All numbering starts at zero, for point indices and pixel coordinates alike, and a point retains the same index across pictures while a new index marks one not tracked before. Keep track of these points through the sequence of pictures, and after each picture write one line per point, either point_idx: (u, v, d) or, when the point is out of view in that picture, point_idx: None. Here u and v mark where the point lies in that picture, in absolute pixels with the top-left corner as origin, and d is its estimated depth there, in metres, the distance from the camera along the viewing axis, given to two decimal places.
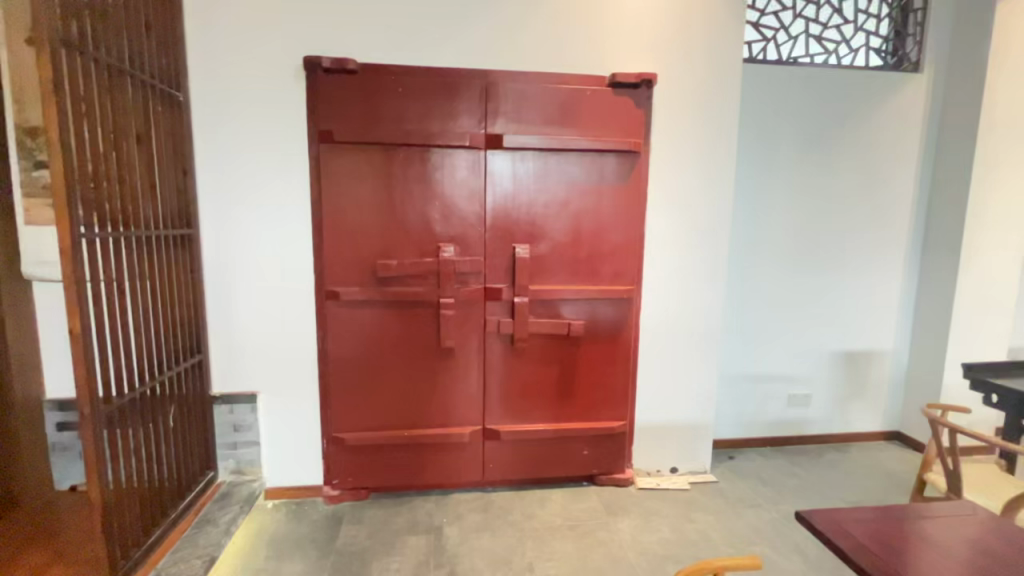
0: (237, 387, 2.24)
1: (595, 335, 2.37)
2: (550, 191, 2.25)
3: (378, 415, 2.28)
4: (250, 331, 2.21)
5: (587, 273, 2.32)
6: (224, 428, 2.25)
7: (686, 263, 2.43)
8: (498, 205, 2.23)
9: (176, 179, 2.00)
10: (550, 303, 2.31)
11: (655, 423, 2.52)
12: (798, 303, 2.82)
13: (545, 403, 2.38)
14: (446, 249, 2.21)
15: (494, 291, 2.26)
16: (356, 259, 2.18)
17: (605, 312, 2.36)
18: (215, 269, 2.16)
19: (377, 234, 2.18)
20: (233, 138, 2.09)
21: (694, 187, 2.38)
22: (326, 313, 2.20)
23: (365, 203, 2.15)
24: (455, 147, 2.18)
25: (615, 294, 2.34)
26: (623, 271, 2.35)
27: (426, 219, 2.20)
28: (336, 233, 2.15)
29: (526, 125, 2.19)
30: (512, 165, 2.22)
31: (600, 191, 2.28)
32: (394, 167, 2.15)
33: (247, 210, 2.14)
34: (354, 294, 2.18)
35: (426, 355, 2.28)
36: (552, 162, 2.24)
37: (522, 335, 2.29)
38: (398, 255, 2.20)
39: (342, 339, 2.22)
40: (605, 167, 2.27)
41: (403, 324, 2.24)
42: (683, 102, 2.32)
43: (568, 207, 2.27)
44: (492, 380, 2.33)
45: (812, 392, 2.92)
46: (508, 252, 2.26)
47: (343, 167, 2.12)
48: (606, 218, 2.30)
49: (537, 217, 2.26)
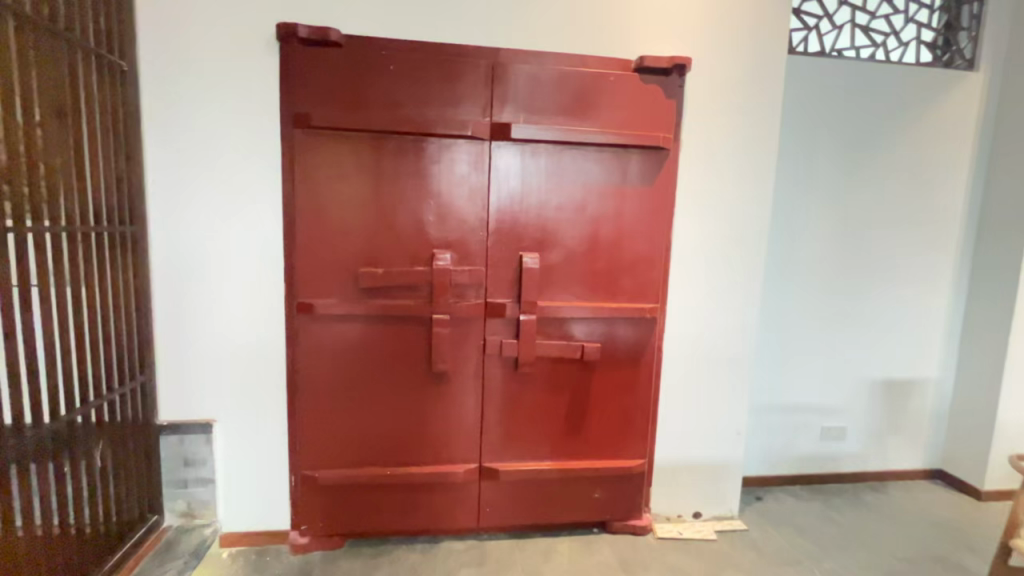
0: (189, 414, 1.88)
1: (612, 360, 2.04)
2: (562, 191, 1.94)
3: (358, 449, 1.94)
4: (208, 349, 1.87)
5: (605, 288, 2.00)
6: (173, 463, 1.88)
7: (715, 279, 2.11)
8: (504, 208, 1.91)
9: (116, 164, 1.67)
10: (559, 321, 1.98)
11: (677, 461, 2.19)
12: (838, 326, 2.50)
13: (552, 438, 2.05)
14: (442, 256, 1.88)
15: (496, 307, 1.93)
16: (336, 266, 1.85)
17: (624, 334, 2.04)
18: (165, 273, 1.81)
19: (361, 237, 1.85)
20: (191, 115, 1.76)
21: (729, 192, 2.07)
22: (297, 329, 1.87)
23: (348, 200, 1.83)
24: (454, 138, 1.85)
25: (636, 312, 2.01)
26: (646, 286, 2.03)
27: (419, 221, 1.88)
28: (312, 234, 1.82)
29: (538, 114, 1.88)
30: (522, 162, 1.90)
31: (621, 193, 1.97)
32: (383, 161, 1.83)
33: (207, 204, 1.80)
34: (331, 307, 1.85)
35: (415, 380, 1.95)
36: (566, 159, 1.93)
37: (528, 359, 1.95)
38: (384, 262, 1.87)
39: (317, 360, 1.89)
40: (628, 166, 1.96)
41: (387, 344, 1.91)
42: (719, 93, 2.02)
43: (585, 211, 1.96)
44: (491, 410, 2.00)
45: (847, 425, 2.61)
46: (514, 262, 1.94)
47: (323, 159, 1.80)
48: (629, 225, 1.99)
49: (547, 221, 1.94)
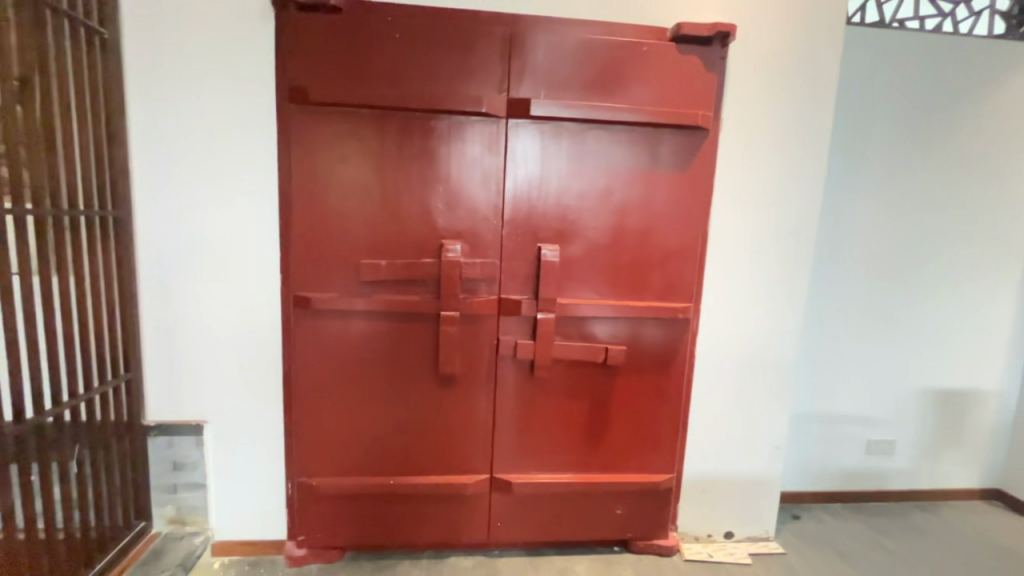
0: (178, 414, 1.75)
1: (638, 365, 1.84)
2: (586, 176, 1.74)
3: (359, 455, 1.79)
4: (198, 345, 1.73)
5: (632, 284, 1.80)
6: (162, 466, 1.75)
7: (754, 276, 1.89)
8: (520, 195, 1.72)
9: (92, 141, 1.53)
10: (580, 320, 1.79)
11: (707, 476, 1.99)
12: (889, 330, 2.25)
13: (570, 448, 1.87)
14: (452, 248, 1.70)
15: (511, 305, 1.74)
16: (335, 257, 1.69)
17: (652, 336, 1.83)
18: (151, 263, 1.67)
19: (363, 225, 1.68)
20: (179, 89, 1.60)
21: (773, 178, 1.84)
22: (293, 325, 1.72)
23: (349, 185, 1.66)
24: (466, 116, 1.67)
25: (666, 312, 1.81)
26: (678, 283, 1.82)
27: (426, 208, 1.70)
28: (310, 221, 1.67)
29: (560, 89, 1.68)
30: (541, 143, 1.71)
31: (651, 179, 1.76)
32: (387, 142, 1.66)
33: (198, 189, 1.65)
34: (328, 302, 1.69)
35: (420, 382, 1.78)
36: (591, 139, 1.72)
37: (545, 361, 1.77)
38: (388, 253, 1.70)
39: (315, 358, 1.74)
40: (660, 148, 1.74)
41: (391, 343, 1.75)
42: (765, 66, 1.78)
43: (611, 198, 1.75)
44: (504, 416, 1.82)
45: (896, 438, 2.36)
46: (532, 254, 1.75)
47: (322, 139, 1.64)
48: (659, 214, 1.78)
49: (569, 209, 1.74)
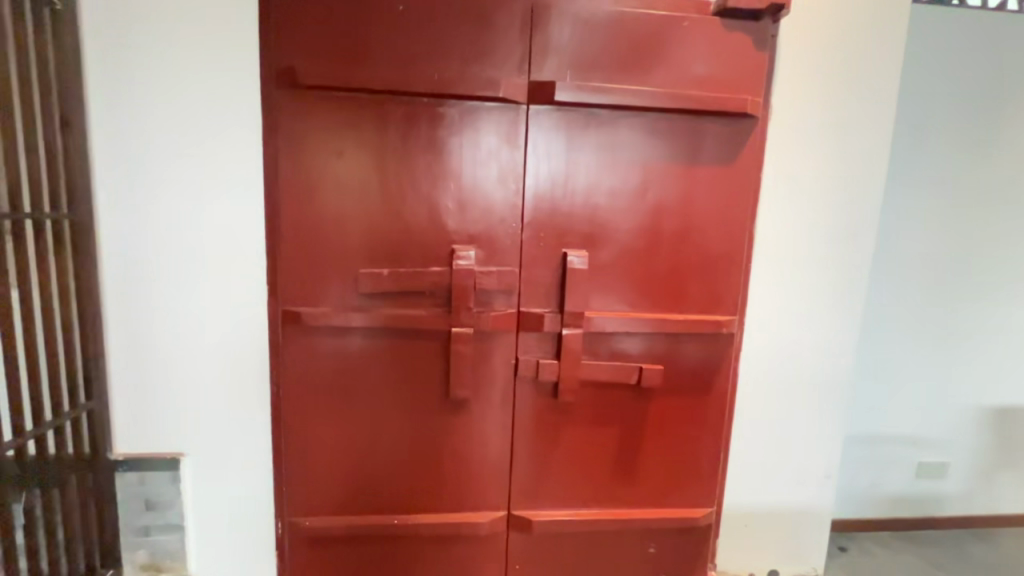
0: (151, 446, 1.52)
1: (674, 386, 1.62)
2: (616, 171, 1.52)
3: (359, 490, 1.59)
4: (172, 368, 1.49)
5: (668, 296, 1.58)
6: (133, 505, 1.52)
7: (806, 286, 1.66)
8: (542, 192, 1.50)
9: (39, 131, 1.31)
10: (610, 337, 1.57)
11: (750, 510, 1.77)
12: (944, 343, 2.03)
13: (597, 480, 1.65)
14: (464, 255, 1.48)
15: (532, 319, 1.52)
16: (331, 266, 1.47)
17: (691, 353, 1.62)
18: (116, 273, 1.43)
19: (362, 230, 1.47)
20: (147, 70, 1.37)
21: (827, 174, 1.62)
22: (282, 344, 1.51)
23: (346, 184, 1.45)
24: (480, 104, 1.45)
25: (707, 327, 1.59)
26: (720, 293, 1.60)
27: (434, 209, 1.48)
28: (302, 225, 1.45)
29: (589, 71, 1.45)
30: (566, 133, 1.49)
31: (692, 175, 1.54)
32: (389, 132, 1.44)
33: (172, 187, 1.42)
34: (322, 318, 1.48)
35: (427, 407, 1.56)
36: (622, 129, 1.50)
37: (570, 384, 1.55)
38: (392, 261, 1.49)
39: (308, 381, 1.53)
40: (702, 139, 1.52)
41: (395, 363, 1.53)
42: (820, 45, 1.56)
43: (645, 197, 1.53)
44: (522, 445, 1.60)
45: (949, 460, 2.14)
46: (555, 262, 1.53)
47: (314, 130, 1.42)
48: (700, 215, 1.56)
49: (597, 209, 1.52)
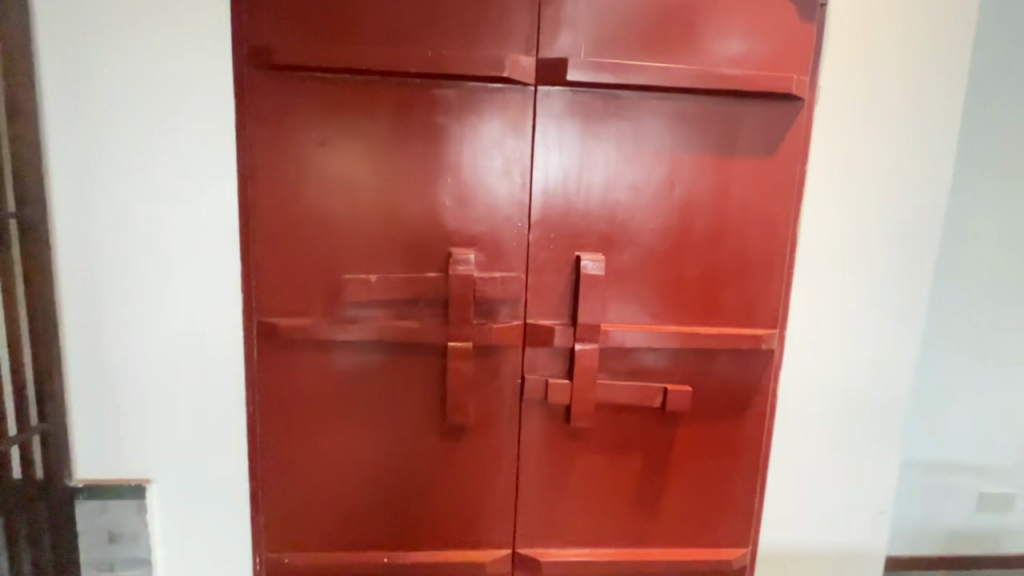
0: (114, 472, 1.36)
1: (704, 409, 1.42)
2: (639, 163, 1.32)
3: (347, 522, 1.42)
4: (137, 385, 1.33)
5: (698, 306, 1.38)
6: (96, 538, 1.36)
7: (858, 295, 1.44)
8: (554, 187, 1.31)
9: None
10: (630, 353, 1.37)
11: (791, 550, 1.55)
12: (1012, 359, 1.78)
13: (615, 515, 1.45)
14: (464, 259, 1.29)
15: (541, 333, 1.33)
16: (313, 272, 1.30)
17: (724, 372, 1.41)
18: (73, 279, 1.27)
19: (348, 230, 1.29)
20: (106, 48, 1.21)
21: (885, 166, 1.39)
22: (259, 359, 1.34)
23: (330, 179, 1.28)
24: (482, 86, 1.27)
25: (743, 342, 1.38)
26: (758, 304, 1.39)
27: (430, 206, 1.30)
28: (281, 225, 1.29)
29: (607, 47, 1.26)
30: (581, 119, 1.29)
31: (726, 166, 1.33)
32: (378, 117, 1.26)
33: (134, 179, 1.26)
34: (304, 330, 1.31)
35: (422, 431, 1.38)
36: (645, 114, 1.30)
37: (584, 407, 1.35)
38: (382, 266, 1.31)
39: (289, 400, 1.36)
40: (738, 125, 1.32)
41: (385, 381, 1.35)
42: (877, 15, 1.34)
43: (672, 193, 1.34)
44: (530, 475, 1.41)
45: (1017, 492, 1.89)
46: (568, 267, 1.33)
47: (294, 117, 1.25)
48: (736, 215, 1.35)
49: (616, 206, 1.33)
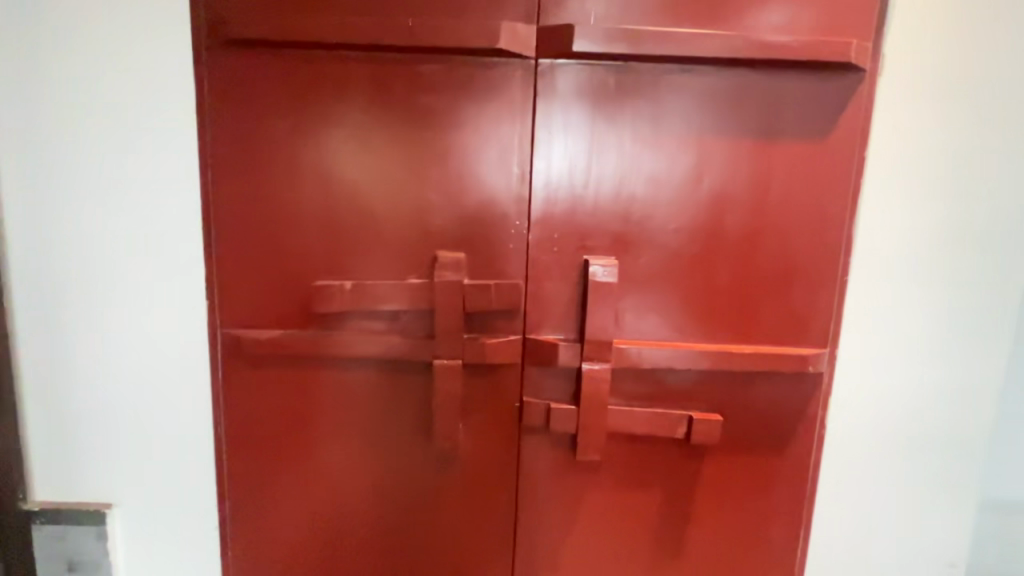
0: (73, 495, 1.24)
1: (736, 441, 1.20)
2: (659, 150, 1.12)
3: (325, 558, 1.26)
4: (91, 400, 1.20)
5: (729, 320, 1.17)
6: (55, 566, 1.26)
7: (929, 308, 1.19)
8: (558, 179, 1.12)
9: None
10: (648, 374, 1.16)
11: None
12: None
13: (630, 561, 1.25)
14: (452, 263, 1.12)
15: (542, 350, 1.14)
16: (283, 277, 1.15)
17: (761, 399, 1.19)
18: (25, 285, 1.16)
19: (321, 230, 1.13)
20: (52, 27, 1.08)
21: (966, 152, 1.14)
22: (224, 375, 1.19)
23: (301, 171, 1.12)
24: (473, 61, 1.08)
25: (785, 364, 1.16)
26: (802, 318, 1.17)
27: (414, 201, 1.12)
28: (247, 224, 1.14)
29: (622, 11, 1.06)
30: (590, 98, 1.10)
31: (764, 153, 1.12)
32: (354, 99, 1.10)
33: (84, 173, 1.12)
34: (273, 343, 1.16)
35: (406, 459, 1.21)
36: (667, 91, 1.10)
37: (592, 437, 1.16)
38: (360, 271, 1.14)
39: (258, 421, 1.21)
40: (780, 103, 1.10)
41: (364, 402, 1.19)
42: None
43: (699, 186, 1.13)
44: (530, 512, 1.22)
45: None
46: (574, 273, 1.14)
47: (259, 100, 1.10)
48: (777, 212, 1.14)
49: (631, 202, 1.13)
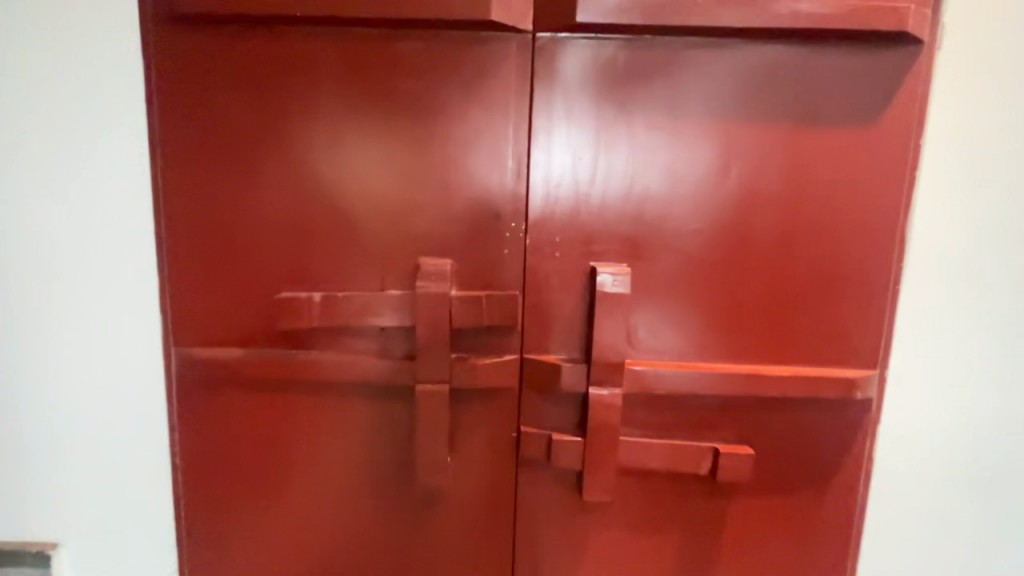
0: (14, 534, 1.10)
1: (770, 477, 1.03)
2: (677, 138, 0.96)
3: None
4: (34, 427, 1.07)
5: (761, 337, 1.00)
6: None
7: (997, 322, 1.02)
8: (559, 173, 0.97)
9: None
10: (666, 400, 1.00)
11: None
12: None
13: None
14: (438, 272, 0.96)
15: (543, 373, 0.99)
16: (246, 288, 1.01)
17: (799, 428, 1.02)
18: None
19: (287, 233, 0.99)
20: None
21: None
22: (180, 400, 1.05)
23: (265, 166, 0.98)
24: (460, 36, 0.93)
25: (827, 388, 0.99)
26: (848, 334, 1.00)
27: (395, 200, 0.97)
28: (204, 227, 1.00)
29: None
30: (596, 78, 0.94)
31: (801, 141, 0.95)
32: (325, 82, 0.95)
33: (23, 171, 1.00)
34: (235, 363, 1.02)
35: (388, 495, 1.05)
36: (687, 69, 0.94)
37: (602, 473, 0.99)
38: (333, 280, 1.00)
39: (220, 452, 1.06)
40: (821, 81, 0.94)
41: (339, 430, 1.03)
42: None
43: (725, 180, 0.96)
44: (530, 558, 1.06)
45: None
46: (579, 283, 0.98)
47: (217, 85, 0.96)
48: (817, 210, 0.97)
49: (645, 199, 0.97)
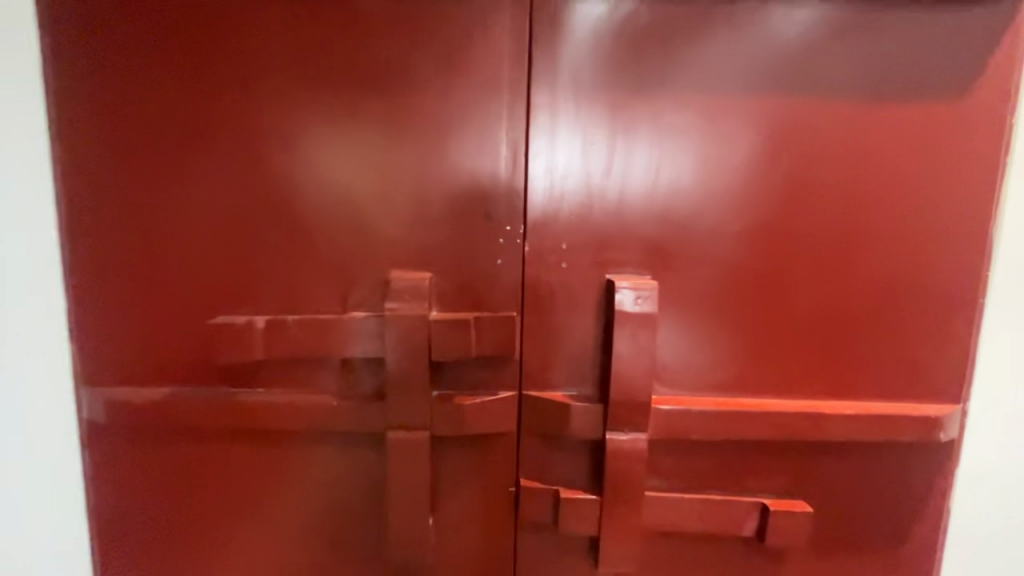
0: None
1: (829, 538, 0.84)
2: (713, 119, 0.76)
3: None
4: None
5: (817, 367, 0.81)
6: None
7: None
8: (565, 165, 0.77)
9: None
10: (701, 446, 0.81)
11: None
12: None
13: None
14: (415, 291, 0.77)
15: (547, 415, 0.79)
16: (175, 312, 0.80)
17: (864, 478, 0.82)
18: None
19: (226, 242, 0.79)
20: None
21: None
22: (93, 454, 0.84)
23: (196, 158, 0.78)
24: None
25: (901, 429, 0.80)
26: (924, 362, 0.81)
27: (359, 199, 0.78)
28: (121, 237, 0.79)
29: None
30: (611, 44, 0.75)
31: (867, 123, 0.76)
32: (269, 51, 0.75)
33: None
34: (162, 406, 0.81)
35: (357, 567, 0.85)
36: (725, 32, 0.75)
37: (623, 539, 0.80)
38: (283, 301, 0.79)
39: (147, 517, 0.85)
40: (892, 46, 0.75)
41: (295, 487, 0.83)
42: None
43: (772, 172, 0.77)
44: None
45: None
46: (592, 302, 0.79)
47: (133, 57, 0.76)
48: (887, 209, 0.78)
49: (674, 196, 0.78)
